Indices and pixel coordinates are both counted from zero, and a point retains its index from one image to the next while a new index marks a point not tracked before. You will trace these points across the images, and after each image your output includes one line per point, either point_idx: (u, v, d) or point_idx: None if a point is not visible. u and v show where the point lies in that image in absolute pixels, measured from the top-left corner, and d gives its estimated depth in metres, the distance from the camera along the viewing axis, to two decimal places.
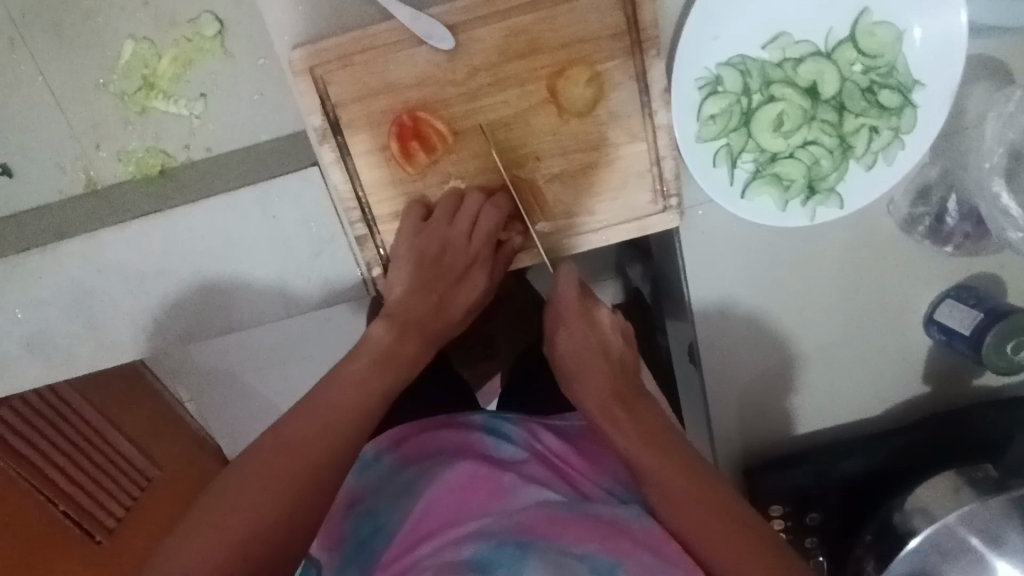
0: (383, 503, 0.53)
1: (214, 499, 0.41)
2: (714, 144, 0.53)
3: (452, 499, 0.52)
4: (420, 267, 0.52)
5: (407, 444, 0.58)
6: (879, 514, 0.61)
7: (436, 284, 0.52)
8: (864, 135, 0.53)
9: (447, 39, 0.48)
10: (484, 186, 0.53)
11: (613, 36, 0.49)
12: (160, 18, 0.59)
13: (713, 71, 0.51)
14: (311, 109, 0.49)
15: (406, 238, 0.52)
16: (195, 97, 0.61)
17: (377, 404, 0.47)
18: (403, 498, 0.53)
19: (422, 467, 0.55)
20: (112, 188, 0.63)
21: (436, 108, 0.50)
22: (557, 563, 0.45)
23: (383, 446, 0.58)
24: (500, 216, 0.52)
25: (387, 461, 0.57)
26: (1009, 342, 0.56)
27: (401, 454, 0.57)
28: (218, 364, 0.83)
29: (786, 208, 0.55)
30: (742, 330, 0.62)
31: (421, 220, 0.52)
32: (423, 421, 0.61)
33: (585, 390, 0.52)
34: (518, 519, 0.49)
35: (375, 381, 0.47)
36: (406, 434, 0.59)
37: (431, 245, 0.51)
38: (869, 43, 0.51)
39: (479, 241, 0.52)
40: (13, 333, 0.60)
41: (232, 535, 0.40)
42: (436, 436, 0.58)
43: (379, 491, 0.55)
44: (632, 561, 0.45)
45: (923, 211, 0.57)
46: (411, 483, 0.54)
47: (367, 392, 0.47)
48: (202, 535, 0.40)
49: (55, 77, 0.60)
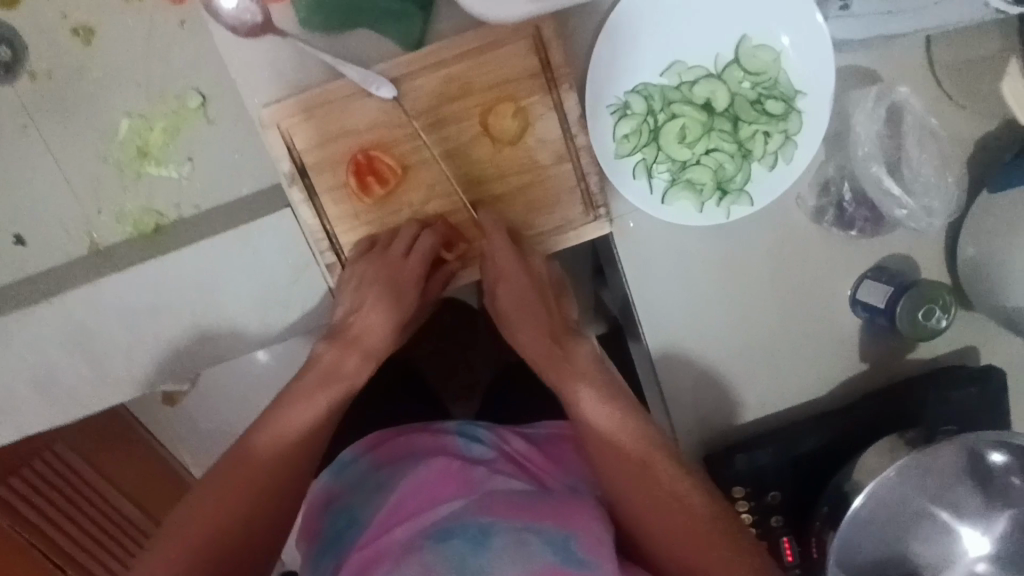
0: (358, 500, 0.62)
1: (193, 506, 0.52)
2: (631, 159, 0.61)
3: (425, 486, 0.59)
4: (363, 291, 0.60)
5: (382, 448, 0.66)
6: (833, 487, 0.65)
7: (379, 304, 0.60)
8: (760, 140, 0.61)
9: (390, 88, 0.56)
10: (421, 218, 0.61)
11: (531, 75, 0.58)
12: (150, 95, 0.69)
13: (622, 98, 0.59)
14: (280, 157, 0.58)
15: (353, 266, 0.60)
16: (183, 161, 0.69)
17: (328, 417, 0.58)
18: (378, 495, 0.61)
19: (395, 466, 0.63)
20: (112, 246, 0.70)
21: (387, 147, 0.59)
22: (517, 538, 0.53)
23: (361, 450, 0.67)
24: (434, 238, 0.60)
25: (363, 462, 0.66)
26: (919, 311, 0.62)
27: (376, 456, 0.65)
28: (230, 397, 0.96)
29: (703, 209, 0.62)
30: (685, 323, 0.68)
31: (367, 251, 0.61)
32: (399, 429, 0.68)
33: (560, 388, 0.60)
34: (485, 505, 0.56)
35: (320, 397, 0.58)
36: (381, 440, 0.67)
37: (376, 271, 0.59)
38: (752, 63, 0.59)
39: (416, 259, 0.59)
40: (23, 376, 0.67)
41: (214, 533, 0.51)
42: (411, 441, 0.66)
43: (355, 489, 0.63)
44: (585, 535, 0.53)
45: (826, 202, 0.65)
46: (387, 480, 0.62)
47: (318, 406, 0.57)
48: (186, 533, 0.51)
49: (62, 152, 0.69)
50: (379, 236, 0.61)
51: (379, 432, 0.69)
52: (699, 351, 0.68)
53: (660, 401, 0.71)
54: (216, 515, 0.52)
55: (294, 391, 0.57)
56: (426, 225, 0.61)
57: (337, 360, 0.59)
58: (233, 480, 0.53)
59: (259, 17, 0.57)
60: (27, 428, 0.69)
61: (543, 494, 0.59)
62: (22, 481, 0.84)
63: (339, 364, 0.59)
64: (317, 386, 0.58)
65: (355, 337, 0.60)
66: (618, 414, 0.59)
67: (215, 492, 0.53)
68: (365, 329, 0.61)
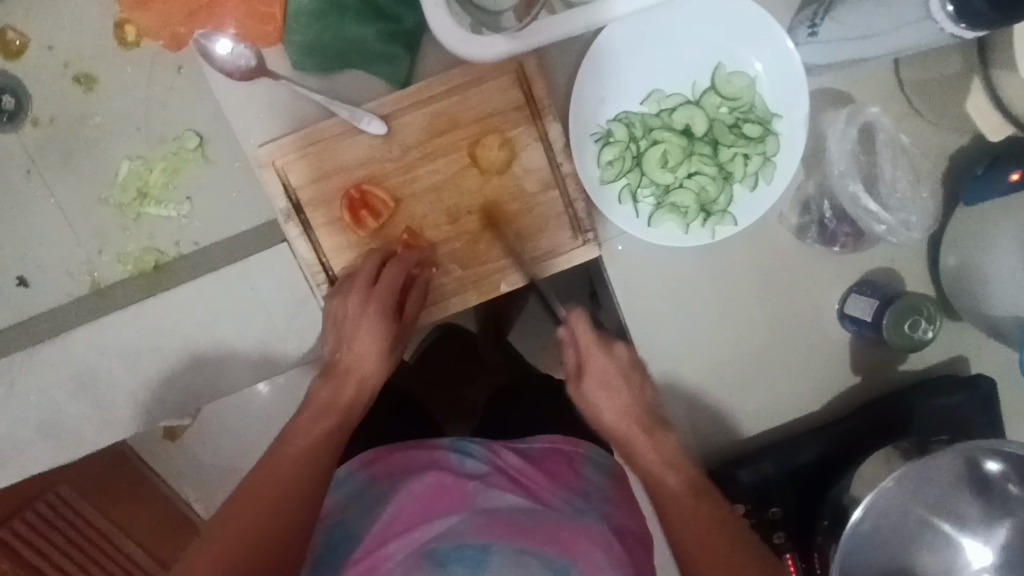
0: (353, 516, 0.61)
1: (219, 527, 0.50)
2: (616, 185, 0.62)
3: (417, 503, 0.60)
4: (344, 328, 0.60)
5: (380, 462, 0.65)
6: (830, 499, 0.66)
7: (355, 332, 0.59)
8: (740, 162, 0.63)
9: (381, 124, 0.59)
10: (384, 252, 0.61)
11: (516, 108, 0.60)
12: (150, 139, 0.71)
13: (605, 127, 0.62)
14: (276, 194, 0.60)
15: (337, 299, 0.60)
16: (182, 200, 0.71)
17: (339, 434, 0.57)
18: (373, 509, 0.61)
19: (392, 481, 0.63)
20: (112, 285, 0.72)
21: (379, 182, 0.61)
22: (517, 563, 0.54)
23: (356, 466, 0.66)
24: (400, 268, 0.59)
25: (359, 477, 0.65)
26: (905, 321, 0.63)
27: (371, 473, 0.65)
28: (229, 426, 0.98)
29: (688, 230, 0.63)
30: (676, 344, 0.69)
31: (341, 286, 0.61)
32: (394, 445, 0.68)
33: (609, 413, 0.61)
34: (477, 524, 0.58)
35: (319, 426, 0.56)
36: (377, 455, 0.67)
37: (355, 303, 0.59)
38: (728, 89, 0.62)
39: (382, 289, 0.59)
40: (29, 418, 0.68)
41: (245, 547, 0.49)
42: (405, 456, 0.66)
43: (350, 505, 0.63)
44: (585, 561, 0.55)
45: (808, 220, 0.66)
46: (384, 493, 0.62)
47: (318, 433, 0.56)
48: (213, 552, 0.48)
49: (65, 197, 0.71)
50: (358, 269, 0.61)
51: (376, 449, 0.69)
52: (691, 370, 0.69)
53: None
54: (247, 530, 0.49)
55: (291, 428, 0.56)
56: (392, 256, 0.61)
57: (330, 396, 0.58)
58: (252, 506, 0.50)
59: (253, 61, 0.59)
60: (30, 469, 0.69)
61: (540, 511, 0.60)
62: (24, 523, 0.85)
63: (327, 402, 0.58)
64: (313, 420, 0.57)
65: (337, 377, 0.59)
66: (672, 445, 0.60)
67: (222, 528, 0.49)
68: (351, 361, 0.60)
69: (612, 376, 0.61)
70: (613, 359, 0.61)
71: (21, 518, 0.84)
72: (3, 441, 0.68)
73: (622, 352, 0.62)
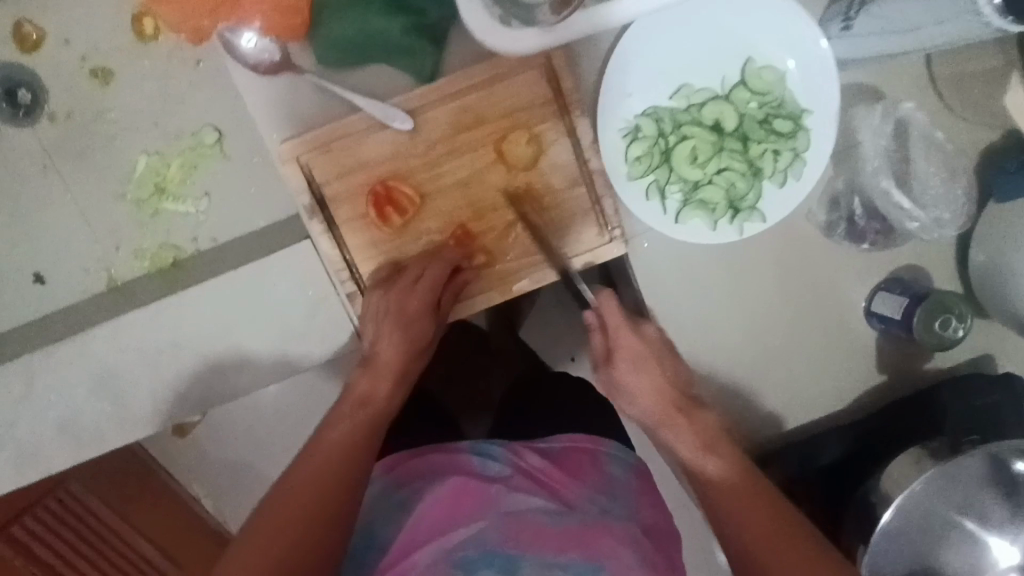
0: (376, 524, 0.61)
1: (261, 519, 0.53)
2: (644, 181, 0.61)
3: (441, 508, 0.60)
4: (380, 321, 0.61)
5: (398, 468, 0.65)
6: (857, 497, 0.65)
7: (404, 326, 0.61)
8: (770, 158, 0.62)
9: (407, 121, 0.58)
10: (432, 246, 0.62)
11: (543, 103, 0.59)
12: (167, 134, 0.70)
13: (633, 122, 0.61)
14: (299, 191, 0.59)
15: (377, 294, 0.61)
16: (200, 196, 0.71)
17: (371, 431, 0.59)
18: (396, 516, 0.61)
19: (413, 486, 0.63)
20: (130, 283, 0.71)
21: (404, 178, 0.60)
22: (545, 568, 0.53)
23: (377, 473, 0.66)
24: (445, 266, 0.60)
25: (380, 485, 0.64)
26: (935, 320, 0.62)
27: (393, 479, 0.64)
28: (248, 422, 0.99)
29: (716, 227, 0.63)
30: (701, 343, 0.68)
31: (387, 278, 0.61)
32: (415, 450, 0.68)
33: (639, 395, 0.61)
34: (503, 530, 0.56)
35: (357, 418, 0.59)
36: (398, 461, 0.67)
37: (397, 297, 0.60)
38: (758, 84, 0.61)
39: (424, 284, 0.60)
40: (48, 418, 0.67)
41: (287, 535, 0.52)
42: (426, 460, 0.65)
43: (372, 511, 0.62)
44: (613, 561, 0.54)
45: (837, 217, 0.65)
46: (405, 501, 0.61)
47: (353, 427, 0.59)
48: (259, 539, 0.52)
49: (82, 193, 0.70)
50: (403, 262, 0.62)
51: (397, 453, 0.68)
52: (716, 369, 0.69)
53: None
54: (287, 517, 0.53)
55: (334, 416, 0.60)
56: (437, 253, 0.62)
57: (369, 388, 0.61)
58: (292, 498, 0.54)
59: (277, 55, 0.59)
60: (49, 470, 0.68)
61: (565, 512, 0.59)
62: (35, 521, 0.84)
63: (365, 393, 0.61)
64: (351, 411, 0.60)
65: (376, 370, 0.61)
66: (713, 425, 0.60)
67: (260, 532, 0.52)
68: (389, 355, 0.62)
69: (644, 355, 0.61)
70: (643, 339, 0.61)
71: (31, 517, 0.83)
72: (19, 440, 0.67)
73: (652, 332, 0.62)
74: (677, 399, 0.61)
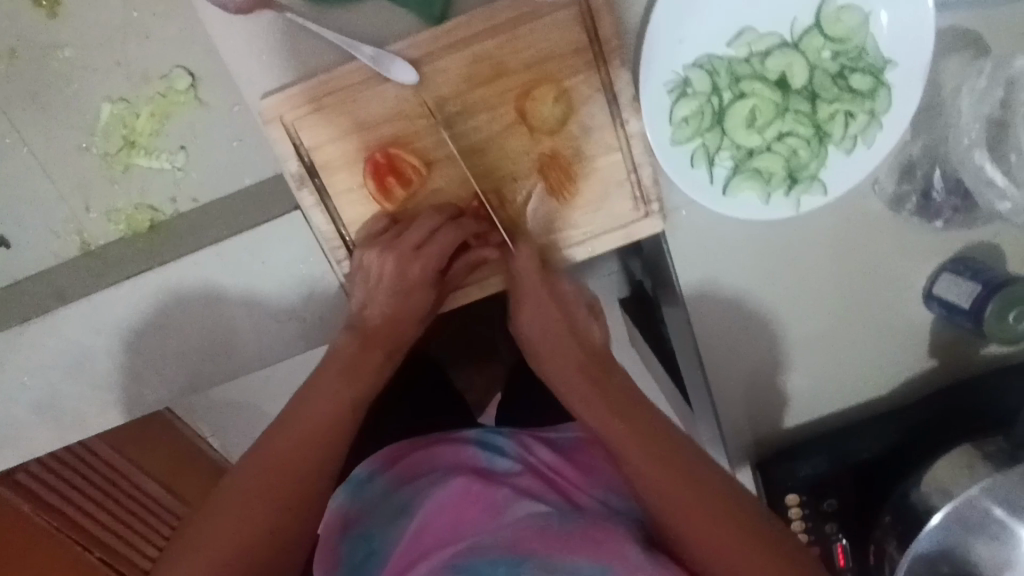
0: (375, 528, 0.60)
1: (224, 499, 0.50)
2: (690, 146, 0.52)
3: (446, 516, 0.57)
4: (374, 283, 0.54)
5: (399, 465, 0.66)
6: (897, 494, 0.60)
7: (391, 295, 0.55)
8: (840, 122, 0.52)
9: (410, 72, 0.49)
10: (441, 205, 0.55)
11: (576, 52, 0.50)
12: (133, 76, 0.60)
13: (681, 74, 0.50)
14: (287, 156, 0.52)
15: (371, 251, 0.54)
16: (175, 150, 0.61)
17: (351, 408, 0.55)
18: (397, 521, 0.59)
19: (414, 485, 0.62)
20: (106, 246, 0.63)
21: (407, 142, 0.52)
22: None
23: (377, 467, 0.66)
24: (458, 234, 0.53)
25: (380, 481, 0.65)
26: (1010, 312, 0.55)
27: (395, 473, 0.65)
28: (237, 399, 0.85)
29: (769, 201, 0.54)
30: (739, 328, 0.61)
31: (382, 233, 0.54)
32: (417, 442, 0.68)
33: (580, 395, 0.55)
34: (511, 535, 0.53)
35: (345, 390, 0.54)
36: (400, 453, 0.67)
37: (388, 264, 0.53)
38: (835, 29, 0.50)
39: (427, 255, 0.53)
40: (25, 398, 0.64)
41: (260, 518, 0.50)
42: (429, 457, 0.65)
43: (371, 513, 0.62)
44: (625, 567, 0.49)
45: (908, 189, 0.57)
46: (406, 502, 0.60)
47: (339, 399, 0.54)
48: (222, 522, 0.49)
49: (39, 144, 0.61)
50: (398, 213, 0.55)
51: (395, 446, 0.69)
52: (752, 355, 0.63)
53: (708, 402, 0.67)
54: (253, 495, 0.50)
55: (317, 381, 0.55)
56: (451, 218, 0.54)
57: (358, 356, 0.56)
58: (262, 477, 0.51)
59: None
60: (36, 448, 0.67)
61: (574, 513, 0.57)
62: (40, 466, 0.81)
63: (355, 364, 0.55)
64: (341, 381, 0.55)
65: (366, 335, 0.56)
66: (657, 427, 0.53)
67: (228, 506, 0.50)
68: (381, 323, 0.56)
69: (573, 348, 0.56)
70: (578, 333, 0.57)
71: (37, 462, 0.80)
72: (2, 420, 0.65)
73: (586, 324, 0.57)
74: (615, 396, 0.54)
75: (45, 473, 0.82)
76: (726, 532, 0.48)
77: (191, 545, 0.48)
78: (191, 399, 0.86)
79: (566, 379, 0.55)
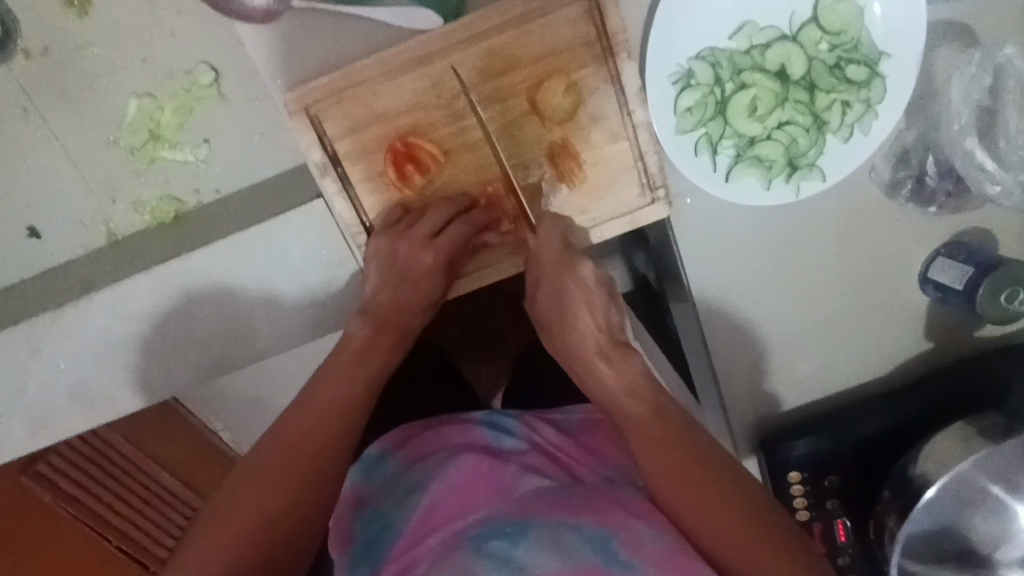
0: (387, 506, 0.62)
1: (244, 473, 0.53)
2: (693, 135, 0.55)
3: (456, 492, 0.59)
4: (392, 268, 0.57)
5: (410, 446, 0.68)
6: (896, 472, 0.62)
7: (407, 280, 0.57)
8: (838, 111, 0.54)
9: (434, 17, 0.51)
10: (457, 193, 0.57)
11: (585, 45, 0.52)
12: (157, 73, 0.62)
13: (685, 66, 0.53)
14: (310, 147, 0.54)
15: (390, 236, 0.56)
16: (199, 144, 0.64)
17: (367, 389, 0.58)
18: (408, 498, 0.61)
19: (425, 464, 0.65)
20: (131, 237, 0.66)
21: (426, 132, 0.55)
22: (555, 537, 0.51)
23: (389, 448, 0.69)
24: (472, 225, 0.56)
25: (392, 462, 0.67)
26: (1002, 292, 0.58)
27: (406, 453, 0.68)
28: (254, 389, 0.88)
29: (770, 186, 0.57)
30: (741, 312, 0.64)
31: (399, 220, 0.57)
32: (428, 424, 0.71)
33: (569, 338, 0.57)
34: (517, 506, 0.56)
35: (362, 371, 0.58)
36: (410, 435, 0.70)
37: (406, 248, 0.56)
38: (831, 21, 0.52)
39: (446, 238, 0.56)
40: (56, 385, 0.67)
41: (286, 489, 0.52)
42: (440, 438, 0.68)
43: (384, 492, 0.64)
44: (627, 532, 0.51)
45: (904, 175, 0.60)
46: (417, 479, 0.63)
47: (355, 379, 0.57)
48: (245, 490, 0.52)
49: (70, 140, 0.63)
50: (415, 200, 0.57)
51: (407, 429, 0.72)
52: (755, 338, 0.65)
53: (714, 385, 0.69)
54: (281, 467, 0.53)
55: (333, 365, 0.57)
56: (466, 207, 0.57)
57: (375, 337, 0.58)
58: (282, 453, 0.54)
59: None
60: (68, 433, 0.70)
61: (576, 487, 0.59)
62: (60, 458, 0.83)
63: (373, 345, 0.58)
64: (357, 362, 0.58)
65: (379, 318, 0.58)
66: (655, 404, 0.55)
67: (247, 479, 0.52)
68: (397, 307, 0.59)
69: (569, 299, 0.56)
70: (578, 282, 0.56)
71: (56, 454, 0.82)
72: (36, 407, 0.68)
73: (588, 272, 0.57)
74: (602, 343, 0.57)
75: (63, 466, 0.84)
76: (724, 510, 0.50)
77: (213, 518, 0.51)
78: (208, 387, 0.89)
79: (558, 320, 0.57)
